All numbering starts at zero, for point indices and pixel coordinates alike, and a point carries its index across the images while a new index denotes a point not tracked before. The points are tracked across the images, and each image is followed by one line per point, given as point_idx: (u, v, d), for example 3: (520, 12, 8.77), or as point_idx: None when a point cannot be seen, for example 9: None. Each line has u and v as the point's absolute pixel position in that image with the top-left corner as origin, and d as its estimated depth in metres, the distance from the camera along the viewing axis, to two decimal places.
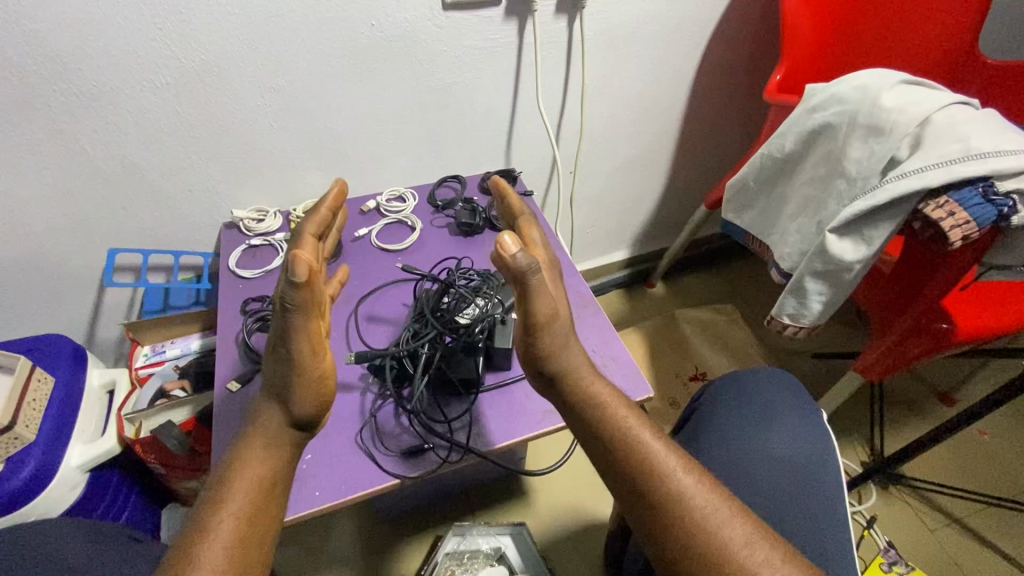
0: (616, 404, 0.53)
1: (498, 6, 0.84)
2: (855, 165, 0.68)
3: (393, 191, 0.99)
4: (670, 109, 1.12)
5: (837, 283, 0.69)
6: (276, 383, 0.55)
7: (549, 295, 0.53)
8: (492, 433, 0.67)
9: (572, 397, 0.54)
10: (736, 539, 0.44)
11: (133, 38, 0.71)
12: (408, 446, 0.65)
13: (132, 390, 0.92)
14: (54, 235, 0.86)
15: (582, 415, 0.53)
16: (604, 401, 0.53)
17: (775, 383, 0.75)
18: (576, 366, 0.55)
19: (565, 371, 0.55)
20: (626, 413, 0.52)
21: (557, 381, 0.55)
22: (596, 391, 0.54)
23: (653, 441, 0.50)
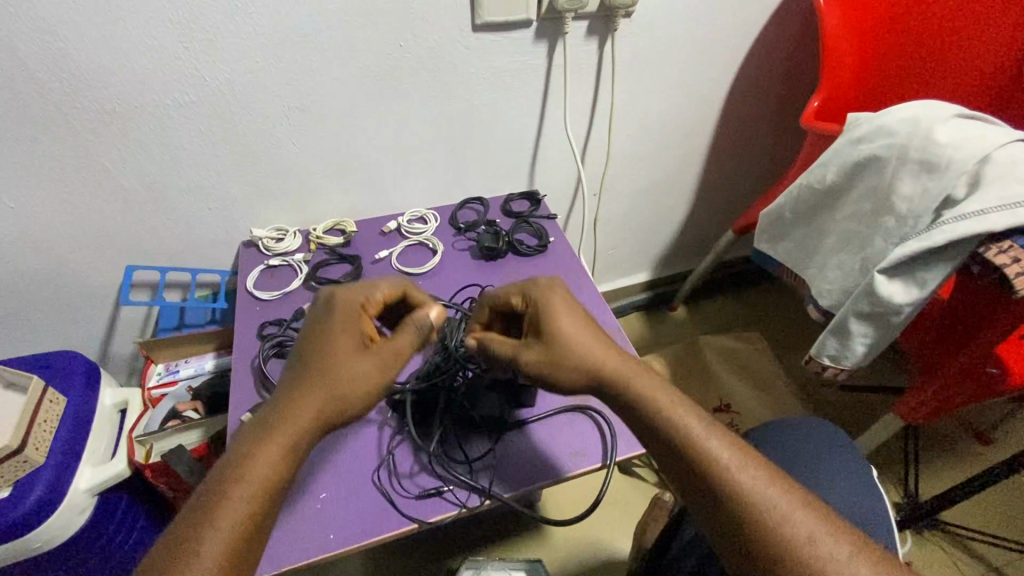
0: (686, 414, 0.49)
1: (528, 28, 0.82)
2: (905, 203, 0.64)
3: (413, 212, 0.97)
4: (699, 132, 1.09)
5: (883, 326, 0.66)
6: (315, 407, 0.50)
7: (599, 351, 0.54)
8: (512, 474, 0.63)
9: (637, 413, 0.51)
10: (844, 562, 0.41)
11: (159, 56, 0.70)
12: (424, 487, 0.62)
13: (144, 411, 0.91)
14: (73, 251, 0.85)
15: (652, 433, 0.50)
16: (675, 412, 0.50)
17: (815, 433, 0.69)
18: (635, 382, 0.52)
19: (626, 386, 0.52)
20: (700, 424, 0.49)
21: (618, 398, 0.52)
22: (662, 404, 0.50)
23: (734, 455, 0.46)
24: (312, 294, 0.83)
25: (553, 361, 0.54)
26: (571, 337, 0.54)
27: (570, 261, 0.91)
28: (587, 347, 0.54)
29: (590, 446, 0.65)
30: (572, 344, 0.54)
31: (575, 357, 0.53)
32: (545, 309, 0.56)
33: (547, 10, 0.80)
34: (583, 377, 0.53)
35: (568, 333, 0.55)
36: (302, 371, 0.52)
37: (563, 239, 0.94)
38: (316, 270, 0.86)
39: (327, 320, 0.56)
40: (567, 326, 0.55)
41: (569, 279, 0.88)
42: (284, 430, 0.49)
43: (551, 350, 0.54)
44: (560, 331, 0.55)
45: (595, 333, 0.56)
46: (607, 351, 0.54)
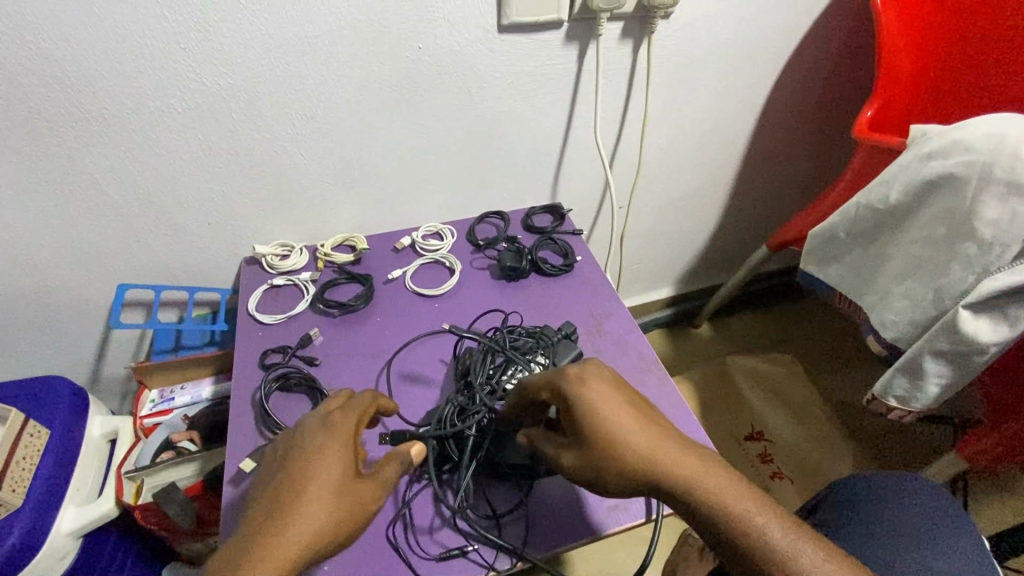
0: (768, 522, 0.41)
1: (558, 30, 0.75)
2: (989, 228, 0.57)
3: (429, 227, 0.90)
4: (733, 142, 1.02)
5: (963, 366, 0.59)
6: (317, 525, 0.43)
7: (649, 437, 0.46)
8: (545, 531, 0.56)
9: (708, 524, 0.42)
10: None
11: (153, 58, 0.63)
12: (445, 547, 0.55)
13: (134, 444, 0.84)
14: (59, 269, 0.78)
15: (729, 548, 0.42)
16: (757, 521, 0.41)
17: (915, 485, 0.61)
18: (700, 492, 0.43)
19: (691, 495, 0.43)
20: (786, 535, 0.40)
21: (683, 507, 0.43)
22: (737, 511, 0.42)
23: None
24: (319, 318, 0.76)
25: (598, 471, 0.46)
26: (617, 438, 0.45)
27: (599, 282, 0.84)
28: (637, 454, 0.45)
29: (631, 499, 0.58)
30: (616, 452, 0.45)
31: (624, 465, 0.45)
32: (579, 409, 0.47)
33: (579, 10, 0.73)
34: (636, 485, 0.45)
35: (610, 434, 0.46)
36: (285, 493, 0.44)
37: (590, 257, 0.87)
38: (324, 291, 0.79)
39: (317, 430, 0.49)
40: (609, 425, 0.46)
41: (598, 301, 0.81)
42: (264, 568, 0.39)
43: (592, 458, 0.46)
44: (602, 433, 0.46)
45: (642, 429, 0.46)
46: (661, 451, 0.45)
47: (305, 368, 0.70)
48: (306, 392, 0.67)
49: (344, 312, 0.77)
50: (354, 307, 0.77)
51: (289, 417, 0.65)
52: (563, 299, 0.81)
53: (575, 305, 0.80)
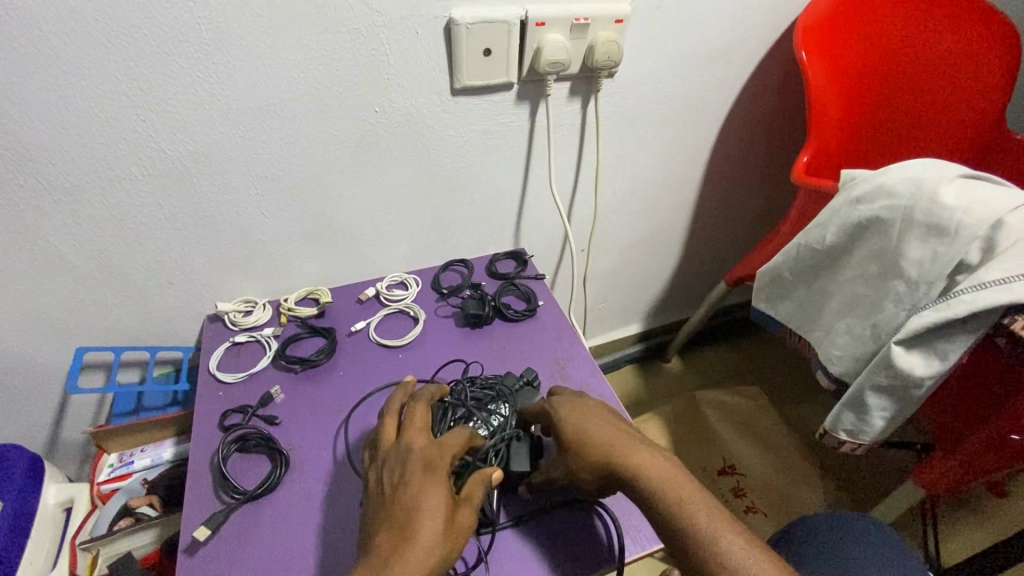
0: (693, 507, 0.49)
1: (509, 90, 0.79)
2: (914, 268, 0.61)
3: (393, 277, 0.91)
4: (686, 185, 1.06)
5: (903, 399, 0.61)
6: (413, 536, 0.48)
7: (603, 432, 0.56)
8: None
9: (651, 508, 0.51)
10: None
11: (113, 130, 0.65)
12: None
13: (91, 510, 0.82)
14: (14, 336, 0.77)
15: (666, 527, 0.49)
16: (686, 508, 0.49)
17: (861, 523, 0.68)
18: (647, 474, 0.51)
19: (638, 479, 0.52)
20: (707, 517, 0.48)
21: (633, 491, 0.52)
22: (671, 494, 0.50)
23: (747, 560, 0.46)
24: (282, 375, 0.76)
25: (570, 461, 0.56)
26: (588, 435, 0.56)
27: (561, 326, 0.85)
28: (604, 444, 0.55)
29: (592, 548, 0.58)
30: (585, 445, 0.56)
31: (590, 451, 0.55)
32: (564, 418, 0.59)
33: (527, 72, 0.77)
34: (601, 474, 0.54)
35: (585, 433, 0.57)
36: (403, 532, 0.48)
37: (552, 301, 0.89)
38: (287, 346, 0.79)
39: (417, 469, 0.53)
40: (585, 423, 0.58)
41: (560, 345, 0.82)
42: None
43: (566, 449, 0.57)
44: (578, 433, 0.57)
45: (609, 428, 0.57)
46: (620, 444, 0.55)
47: (265, 427, 0.70)
48: (267, 452, 0.67)
49: (307, 367, 0.77)
50: (317, 362, 0.77)
51: (248, 479, 0.64)
52: (525, 344, 0.82)
53: (538, 349, 0.81)
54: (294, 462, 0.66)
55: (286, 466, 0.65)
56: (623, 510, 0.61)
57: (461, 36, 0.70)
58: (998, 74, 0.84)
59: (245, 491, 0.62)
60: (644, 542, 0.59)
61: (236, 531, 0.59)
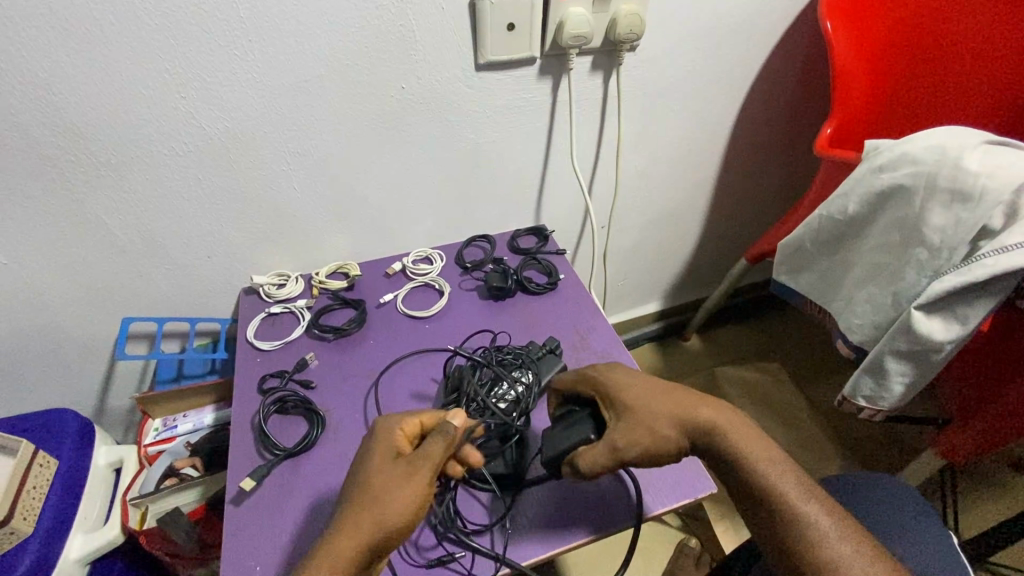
0: (777, 469, 0.50)
1: (531, 65, 0.80)
2: (937, 234, 0.61)
3: (419, 252, 0.94)
4: (707, 161, 1.06)
5: (922, 364, 0.62)
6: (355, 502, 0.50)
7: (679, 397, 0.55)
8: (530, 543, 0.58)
9: (734, 469, 0.51)
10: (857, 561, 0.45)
11: (155, 108, 0.68)
12: (437, 557, 0.57)
13: (140, 469, 0.87)
14: (65, 306, 0.82)
15: (750, 489, 0.50)
16: (772, 467, 0.50)
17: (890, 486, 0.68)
18: (731, 435, 0.52)
19: (723, 441, 0.52)
20: (781, 476, 0.50)
21: (715, 453, 0.53)
22: (755, 455, 0.51)
23: (828, 518, 0.47)
24: (315, 343, 0.80)
25: (648, 426, 0.53)
26: (663, 402, 0.55)
27: (582, 298, 0.87)
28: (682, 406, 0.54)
29: (612, 503, 0.61)
30: (660, 411, 0.54)
31: (670, 414, 0.54)
32: (632, 385, 0.57)
33: (549, 46, 0.78)
34: (682, 439, 0.54)
35: (659, 398, 0.55)
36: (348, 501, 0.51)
37: (573, 275, 0.91)
38: (319, 317, 0.83)
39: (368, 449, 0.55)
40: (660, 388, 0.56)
41: (581, 317, 0.84)
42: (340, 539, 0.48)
43: (641, 415, 0.54)
44: (650, 399, 0.55)
45: (685, 392, 0.56)
46: (697, 405, 0.55)
47: (301, 390, 0.74)
48: (304, 413, 0.70)
49: (339, 336, 0.80)
50: (348, 331, 0.81)
51: (287, 438, 0.68)
52: (548, 316, 0.84)
53: (560, 321, 0.84)
54: (330, 423, 0.70)
55: (322, 427, 0.69)
56: (645, 471, 0.64)
57: (485, 12, 0.71)
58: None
59: (285, 448, 0.66)
60: (664, 499, 0.61)
61: (277, 484, 0.63)
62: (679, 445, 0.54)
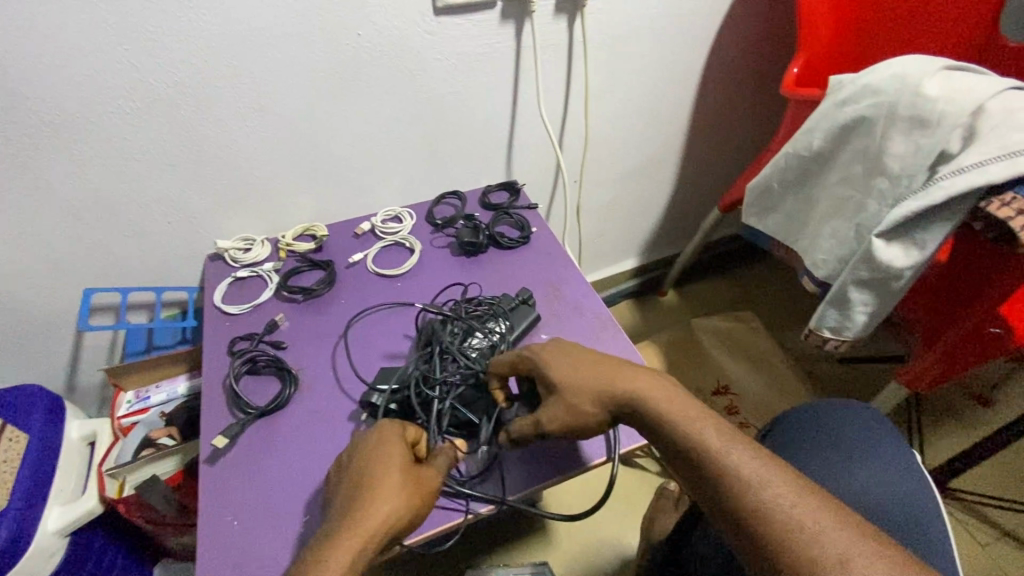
0: (698, 423, 0.49)
1: (492, 9, 0.78)
2: (897, 163, 0.62)
3: (388, 211, 0.92)
4: (678, 109, 1.05)
5: (882, 293, 0.64)
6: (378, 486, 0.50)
7: (596, 366, 0.54)
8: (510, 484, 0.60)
9: (658, 429, 0.50)
10: (785, 503, 0.43)
11: (96, 61, 0.65)
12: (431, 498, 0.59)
13: (114, 441, 0.86)
14: (21, 278, 0.79)
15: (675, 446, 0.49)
16: (696, 423, 0.49)
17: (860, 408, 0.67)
18: (653, 398, 0.51)
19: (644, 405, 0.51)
20: (704, 428, 0.48)
21: (639, 418, 0.51)
22: (677, 415, 0.50)
23: (751, 466, 0.45)
24: (285, 305, 0.79)
25: (569, 402, 0.53)
26: (588, 373, 0.54)
27: (555, 251, 0.87)
28: (600, 374, 0.54)
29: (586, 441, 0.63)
30: (581, 384, 0.53)
31: (589, 383, 0.53)
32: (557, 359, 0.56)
33: None
34: (605, 408, 0.53)
35: (579, 369, 0.55)
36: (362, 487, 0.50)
37: (545, 228, 0.91)
38: (287, 279, 0.81)
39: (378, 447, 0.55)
40: (580, 359, 0.56)
41: (554, 269, 0.84)
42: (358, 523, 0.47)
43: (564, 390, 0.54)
44: (574, 372, 0.54)
45: (607, 361, 0.55)
46: (618, 371, 0.54)
47: (273, 351, 0.73)
48: (275, 373, 0.70)
49: (309, 297, 0.79)
50: (318, 292, 0.79)
51: (259, 397, 0.68)
52: (521, 268, 0.84)
53: (533, 273, 0.83)
54: (303, 382, 0.69)
55: (295, 386, 0.68)
56: None
57: None
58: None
59: (257, 407, 0.66)
60: (636, 435, 0.63)
61: (251, 442, 0.63)
62: (603, 413, 0.53)
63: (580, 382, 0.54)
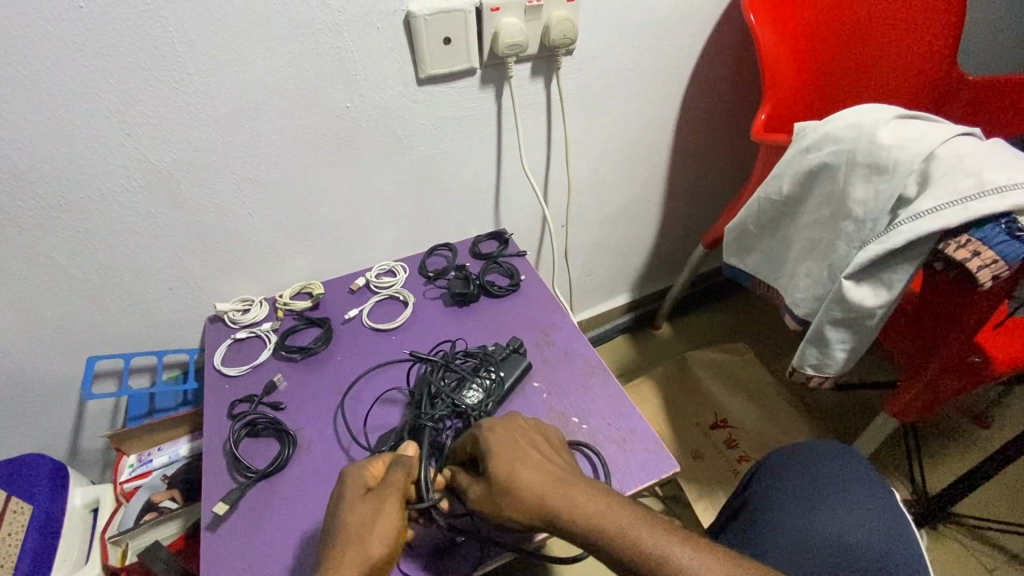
0: (637, 538, 0.47)
1: (472, 76, 0.82)
2: (860, 206, 0.65)
3: (381, 266, 0.95)
4: (657, 153, 1.10)
5: (858, 330, 0.66)
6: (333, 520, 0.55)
7: (528, 476, 0.52)
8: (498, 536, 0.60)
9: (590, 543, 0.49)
10: None
11: (101, 146, 0.69)
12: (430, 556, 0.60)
13: (116, 507, 0.87)
14: (27, 350, 0.82)
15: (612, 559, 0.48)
16: (630, 529, 0.48)
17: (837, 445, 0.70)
18: (582, 512, 0.49)
19: (573, 521, 0.49)
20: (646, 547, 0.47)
21: (574, 534, 0.49)
22: (615, 531, 0.48)
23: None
24: (283, 364, 0.81)
25: (498, 509, 0.52)
26: (519, 477, 0.52)
27: (544, 297, 0.90)
28: (536, 487, 0.51)
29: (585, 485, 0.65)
30: (516, 493, 0.52)
31: (522, 497, 0.51)
32: (491, 457, 0.54)
33: (489, 57, 0.81)
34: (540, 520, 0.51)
35: (515, 474, 0.53)
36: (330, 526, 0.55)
37: (534, 275, 0.94)
38: (285, 338, 0.84)
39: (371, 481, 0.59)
40: (514, 465, 0.53)
41: (544, 315, 0.87)
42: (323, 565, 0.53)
43: (496, 495, 0.53)
44: (505, 476, 0.53)
45: (543, 469, 0.53)
46: (549, 487, 0.51)
47: (272, 412, 0.74)
48: (274, 434, 0.71)
49: (306, 355, 0.81)
50: (315, 349, 0.82)
51: (259, 459, 0.69)
52: (511, 316, 0.87)
53: (523, 320, 0.86)
54: (301, 442, 0.71)
55: (293, 446, 0.70)
56: (611, 458, 0.67)
57: (420, 28, 0.73)
58: (950, 5, 0.88)
59: (257, 469, 0.67)
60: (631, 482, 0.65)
61: (252, 505, 0.64)
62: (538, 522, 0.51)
63: (512, 494, 0.52)
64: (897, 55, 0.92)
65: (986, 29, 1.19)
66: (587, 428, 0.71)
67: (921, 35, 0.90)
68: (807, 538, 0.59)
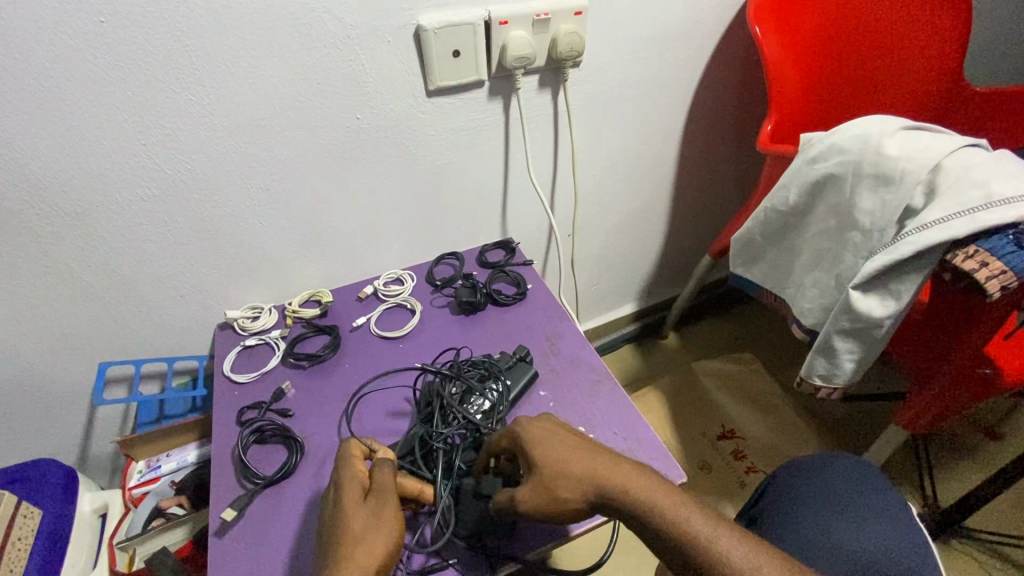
0: (688, 510, 0.48)
1: (480, 88, 0.84)
2: (867, 217, 0.65)
3: (389, 274, 0.96)
4: (663, 163, 1.10)
5: (867, 340, 0.66)
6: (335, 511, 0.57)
7: (573, 457, 0.54)
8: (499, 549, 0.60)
9: (643, 524, 0.49)
10: None
11: (116, 155, 0.70)
12: (427, 567, 0.59)
13: (125, 513, 0.88)
14: (40, 356, 0.83)
15: (659, 539, 0.48)
16: (679, 507, 0.49)
17: (849, 457, 0.69)
18: (635, 487, 0.50)
19: (624, 497, 0.50)
20: (701, 519, 0.48)
21: (625, 511, 0.50)
22: (666, 505, 0.49)
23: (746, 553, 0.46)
24: (291, 371, 0.81)
25: (553, 495, 0.53)
26: (566, 462, 0.53)
27: (550, 305, 0.90)
28: (586, 466, 0.53)
29: None
30: (568, 475, 0.53)
31: (574, 477, 0.52)
32: (534, 449, 0.55)
33: (496, 69, 0.82)
34: (589, 501, 0.52)
35: (564, 459, 0.54)
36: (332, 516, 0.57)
37: (540, 284, 0.94)
38: (294, 345, 0.84)
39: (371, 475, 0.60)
40: (558, 450, 0.55)
41: (550, 323, 0.87)
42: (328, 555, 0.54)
43: (548, 481, 0.53)
44: (557, 459, 0.54)
45: (588, 450, 0.55)
46: (601, 463, 0.53)
47: (279, 420, 0.75)
48: (282, 441, 0.72)
49: (314, 362, 0.82)
50: (323, 357, 0.82)
51: (266, 466, 0.69)
52: (518, 325, 0.87)
53: (530, 328, 0.86)
54: (309, 449, 0.71)
55: (301, 453, 0.70)
56: None
57: (429, 41, 0.75)
58: (956, 16, 0.88)
59: (265, 476, 0.68)
60: None
61: (259, 512, 0.65)
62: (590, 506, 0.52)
63: (562, 477, 0.53)
64: (903, 64, 0.93)
65: (992, 39, 1.19)
66: (594, 437, 0.71)
67: (928, 44, 0.91)
68: (823, 548, 0.58)
